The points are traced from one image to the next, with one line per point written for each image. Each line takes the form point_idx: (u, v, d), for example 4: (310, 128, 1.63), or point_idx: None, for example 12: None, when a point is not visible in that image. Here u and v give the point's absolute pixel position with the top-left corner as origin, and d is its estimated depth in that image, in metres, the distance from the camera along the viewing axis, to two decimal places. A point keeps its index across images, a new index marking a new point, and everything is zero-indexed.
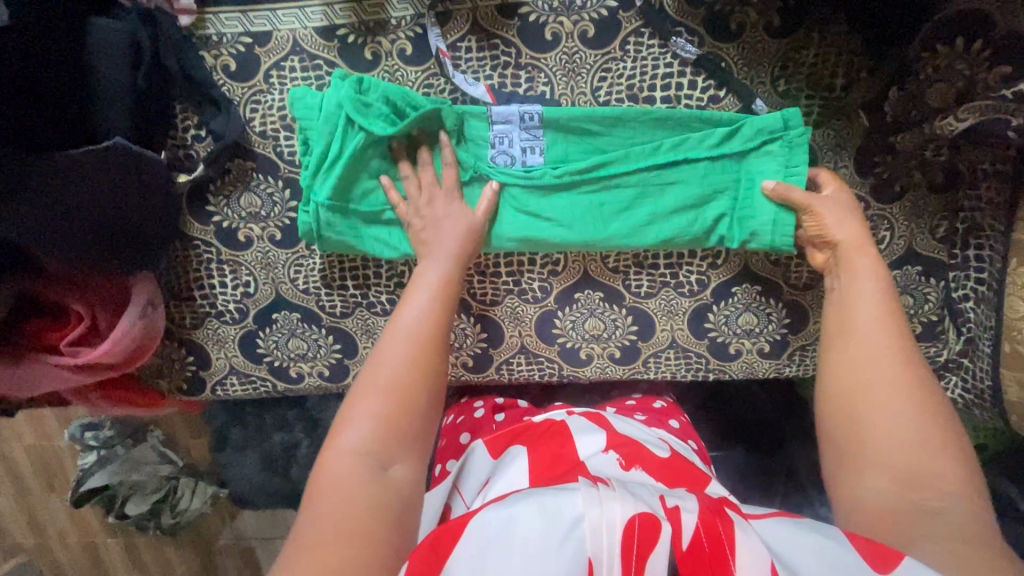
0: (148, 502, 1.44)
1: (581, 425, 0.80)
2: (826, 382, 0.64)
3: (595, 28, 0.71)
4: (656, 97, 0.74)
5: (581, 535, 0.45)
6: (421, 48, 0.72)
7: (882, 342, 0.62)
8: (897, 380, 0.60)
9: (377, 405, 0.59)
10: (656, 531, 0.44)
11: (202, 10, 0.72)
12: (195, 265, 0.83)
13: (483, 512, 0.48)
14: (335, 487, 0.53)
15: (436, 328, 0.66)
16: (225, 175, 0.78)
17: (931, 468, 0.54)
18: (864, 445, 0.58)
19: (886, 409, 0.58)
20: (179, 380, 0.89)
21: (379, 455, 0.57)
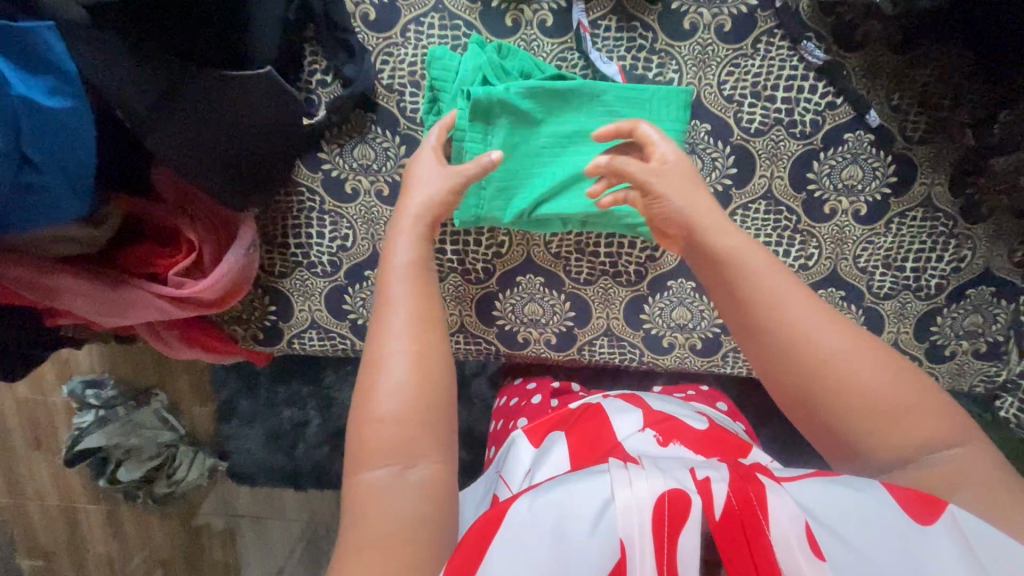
0: (142, 468, 1.38)
1: (617, 407, 0.81)
2: (768, 330, 0.54)
3: (731, 23, 0.74)
4: (777, 97, 0.77)
5: (614, 515, 0.45)
6: (563, 21, 0.73)
7: (786, 301, 0.54)
8: (824, 339, 0.52)
9: (394, 403, 0.52)
10: (686, 505, 0.44)
11: None
12: (295, 213, 0.81)
13: (517, 501, 0.47)
14: (368, 504, 0.49)
15: (427, 279, 0.60)
16: (344, 123, 0.77)
17: (924, 425, 0.50)
18: (849, 403, 0.50)
19: (817, 366, 0.51)
20: (257, 329, 0.87)
21: (406, 453, 0.51)
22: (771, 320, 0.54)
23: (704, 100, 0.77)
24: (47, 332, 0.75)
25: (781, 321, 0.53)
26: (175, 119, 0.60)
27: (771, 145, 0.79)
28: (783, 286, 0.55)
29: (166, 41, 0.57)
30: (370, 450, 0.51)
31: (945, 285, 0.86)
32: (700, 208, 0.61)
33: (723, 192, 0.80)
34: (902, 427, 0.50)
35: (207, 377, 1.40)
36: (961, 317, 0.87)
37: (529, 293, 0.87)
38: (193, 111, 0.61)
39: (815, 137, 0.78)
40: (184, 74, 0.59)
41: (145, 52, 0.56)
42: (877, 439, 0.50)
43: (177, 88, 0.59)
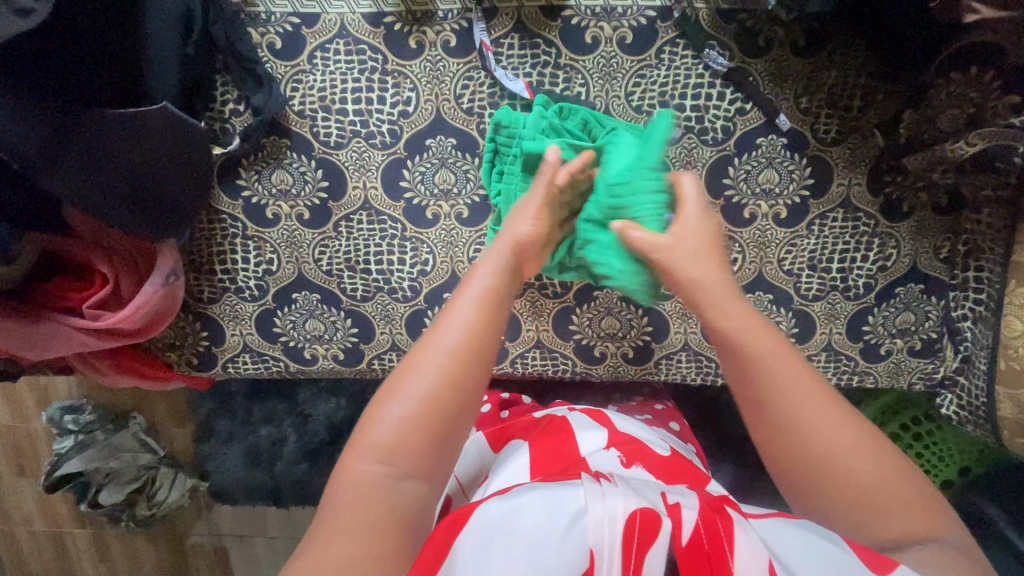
0: (121, 492, 1.38)
1: (582, 423, 0.80)
2: (770, 396, 0.55)
3: (633, 35, 0.74)
4: (686, 106, 0.77)
5: (584, 527, 0.46)
6: (465, 41, 0.74)
7: (797, 387, 0.55)
8: (830, 431, 0.53)
9: (406, 409, 0.53)
10: (656, 524, 0.45)
11: None
12: (219, 239, 0.83)
13: (488, 503, 0.50)
14: (355, 492, 0.51)
15: (487, 333, 0.57)
16: (260, 151, 0.79)
17: (904, 522, 0.51)
18: (832, 475, 0.52)
19: (806, 436, 0.53)
20: (190, 355, 0.88)
21: (398, 464, 0.52)
22: (783, 404, 0.55)
23: (614, 112, 0.77)
24: None
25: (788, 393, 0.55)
26: (69, 156, 0.61)
27: (684, 154, 0.79)
28: (796, 375, 0.55)
29: (46, 83, 0.58)
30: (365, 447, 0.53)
31: (873, 285, 0.85)
32: (704, 274, 0.60)
33: None
34: (881, 516, 0.51)
35: (182, 398, 1.42)
36: (892, 315, 0.87)
37: None
38: (85, 146, 0.61)
39: (728, 143, 0.79)
40: (76, 111, 0.60)
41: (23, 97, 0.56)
42: (851, 517, 0.52)
43: (67, 126, 0.60)
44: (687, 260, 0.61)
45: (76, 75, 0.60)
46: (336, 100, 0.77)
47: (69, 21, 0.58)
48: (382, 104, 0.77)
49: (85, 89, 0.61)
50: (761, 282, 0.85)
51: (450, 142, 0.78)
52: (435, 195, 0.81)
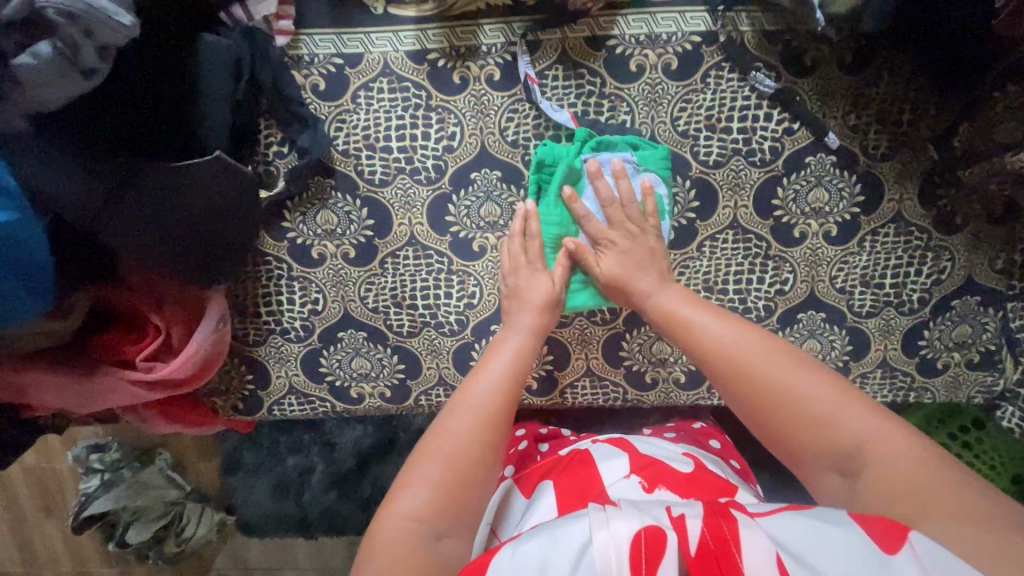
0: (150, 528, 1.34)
1: (604, 452, 0.78)
2: (706, 353, 0.60)
3: (678, 61, 0.73)
4: (733, 128, 0.76)
5: (591, 560, 0.43)
6: (509, 74, 0.74)
7: (730, 335, 0.59)
8: (768, 365, 0.55)
9: (438, 470, 0.54)
10: (662, 542, 0.42)
11: (296, 32, 0.72)
12: (264, 281, 0.82)
13: (495, 551, 0.47)
14: (388, 554, 0.49)
15: (509, 404, 0.60)
16: (304, 192, 0.78)
17: (859, 431, 0.50)
18: (780, 410, 0.54)
19: (752, 379, 0.56)
20: (235, 399, 0.87)
21: (434, 523, 0.52)
22: (716, 353, 0.59)
23: (660, 138, 0.76)
24: (24, 424, 0.75)
25: (717, 348, 0.59)
26: (127, 209, 0.61)
27: (732, 176, 0.78)
28: (722, 327, 0.61)
29: (101, 135, 0.58)
30: (399, 510, 0.52)
31: (928, 299, 0.84)
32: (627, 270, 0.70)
33: (687, 227, 0.80)
34: (842, 428, 0.51)
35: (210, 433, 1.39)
36: (949, 329, 0.85)
37: None
38: (141, 199, 0.61)
39: (777, 163, 0.78)
40: (132, 163, 0.60)
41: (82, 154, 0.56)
42: (813, 440, 0.52)
43: (124, 177, 0.59)
44: (617, 257, 0.72)
45: (129, 128, 0.60)
46: (380, 138, 0.76)
47: (125, 77, 0.59)
48: (426, 140, 0.76)
49: (139, 142, 0.61)
50: (815, 301, 0.84)
51: (495, 175, 0.78)
52: (481, 227, 0.80)
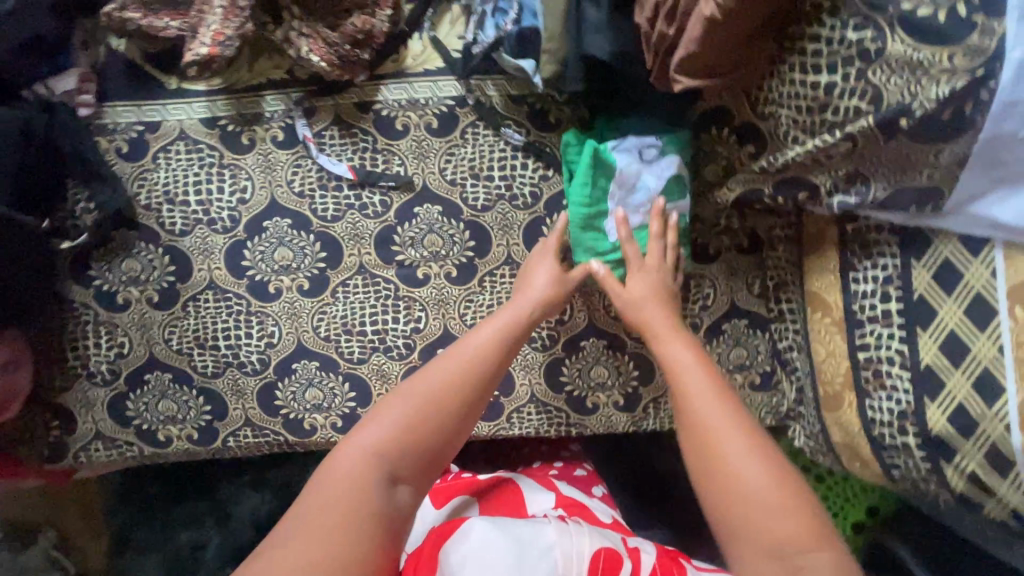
0: None
1: (531, 486, 0.81)
2: (685, 420, 0.63)
3: (438, 121, 0.85)
4: (495, 176, 0.86)
5: (552, 560, 0.54)
6: (291, 135, 0.85)
7: (718, 405, 0.62)
8: (721, 436, 0.59)
9: (405, 408, 0.60)
10: (614, 564, 0.56)
11: (101, 105, 0.84)
12: (70, 327, 0.87)
13: (475, 521, 0.58)
14: (339, 478, 0.54)
15: (492, 366, 0.67)
16: (109, 242, 0.86)
17: (790, 525, 0.53)
18: (725, 481, 0.57)
19: (712, 452, 0.59)
20: (39, 448, 0.87)
21: (395, 462, 0.57)
22: (688, 415, 0.63)
23: (431, 186, 0.86)
24: None
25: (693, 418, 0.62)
26: None
27: (501, 218, 0.87)
28: (702, 391, 0.64)
29: None
30: (367, 433, 0.58)
31: (701, 323, 0.91)
32: (668, 315, 0.74)
33: (467, 264, 0.87)
34: (782, 523, 0.53)
35: None
36: (726, 352, 0.91)
37: (306, 378, 0.89)
38: None
39: (538, 206, 0.87)
40: None
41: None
42: (752, 521, 0.54)
43: None
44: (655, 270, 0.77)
45: None
46: (179, 193, 0.85)
47: None
48: (221, 194, 0.85)
49: None
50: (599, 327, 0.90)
51: (286, 223, 0.86)
52: (276, 270, 0.87)
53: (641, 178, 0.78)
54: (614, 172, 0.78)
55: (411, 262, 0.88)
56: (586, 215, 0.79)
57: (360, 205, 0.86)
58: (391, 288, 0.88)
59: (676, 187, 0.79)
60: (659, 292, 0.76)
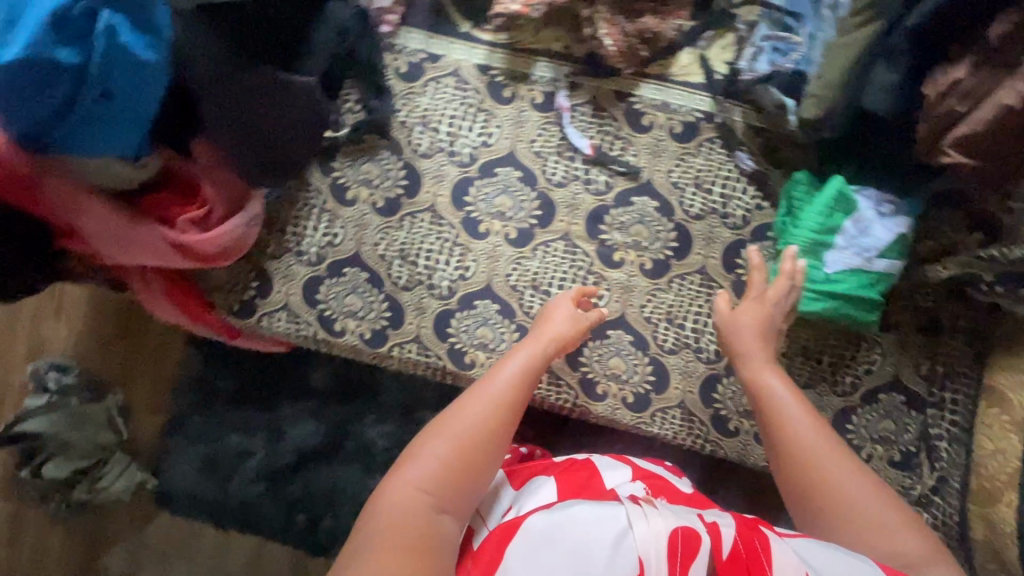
0: (68, 468, 1.17)
1: (604, 460, 0.75)
2: (789, 446, 0.70)
3: (682, 127, 0.92)
4: (715, 191, 0.93)
5: (628, 543, 0.51)
6: (549, 101, 0.93)
7: (815, 430, 0.70)
8: (831, 462, 0.67)
9: (443, 448, 0.64)
10: (697, 542, 0.52)
11: (399, 27, 0.93)
12: (300, 206, 0.95)
13: (533, 517, 0.55)
14: (393, 514, 0.58)
15: (518, 400, 0.71)
16: (359, 143, 0.95)
17: (900, 541, 0.60)
18: (838, 499, 0.64)
19: (821, 474, 0.66)
20: (234, 301, 0.96)
21: (437, 497, 0.60)
22: (792, 441, 0.70)
23: (654, 183, 0.93)
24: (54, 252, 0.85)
25: (798, 445, 0.69)
26: (231, 90, 0.73)
27: (707, 230, 0.93)
28: (805, 417, 0.72)
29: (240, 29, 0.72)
30: (410, 474, 0.61)
31: (858, 386, 0.94)
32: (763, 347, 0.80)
33: (663, 262, 0.93)
34: (893, 539, 0.60)
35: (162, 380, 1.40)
36: (874, 420, 0.93)
37: (482, 317, 0.95)
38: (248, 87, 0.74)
39: (745, 230, 0.93)
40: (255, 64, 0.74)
41: (221, 28, 0.70)
42: (863, 533, 0.61)
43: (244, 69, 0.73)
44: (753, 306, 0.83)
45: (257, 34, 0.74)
46: (434, 121, 0.94)
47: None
48: (469, 132, 0.94)
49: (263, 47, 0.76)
50: (767, 358, 0.94)
51: (515, 174, 0.94)
52: (491, 214, 0.95)
53: (874, 225, 0.82)
54: (852, 212, 0.83)
55: (613, 243, 0.94)
56: (808, 239, 0.84)
57: (586, 181, 0.93)
58: (587, 261, 0.94)
59: (899, 247, 0.83)
60: (761, 330, 0.81)
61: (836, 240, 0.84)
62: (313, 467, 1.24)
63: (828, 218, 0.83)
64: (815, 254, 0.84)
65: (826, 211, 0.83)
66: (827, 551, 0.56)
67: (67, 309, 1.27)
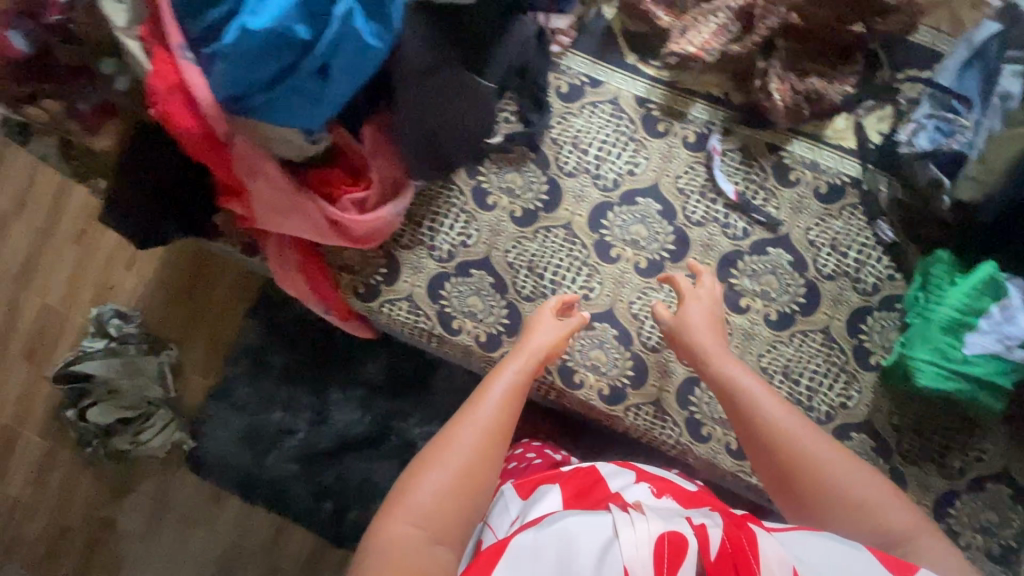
0: (113, 414, 1.31)
1: (609, 468, 0.81)
2: (777, 446, 0.69)
3: (827, 189, 0.94)
4: (849, 255, 0.94)
5: (615, 552, 0.54)
6: (701, 142, 0.95)
7: (790, 418, 0.71)
8: (819, 452, 0.67)
9: (444, 477, 0.64)
10: (683, 547, 0.55)
11: (566, 49, 0.96)
12: (440, 202, 0.97)
13: (521, 535, 0.56)
14: (393, 555, 0.58)
15: (507, 420, 0.72)
16: (509, 153, 0.96)
17: (893, 523, 0.63)
18: (836, 492, 0.65)
19: (812, 467, 0.67)
20: (359, 283, 0.97)
21: (433, 530, 0.61)
22: (774, 437, 0.69)
23: (791, 237, 0.95)
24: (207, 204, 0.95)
25: (787, 445, 0.68)
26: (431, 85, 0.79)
27: (835, 291, 0.94)
28: (775, 409, 0.71)
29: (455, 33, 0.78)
30: (408, 509, 0.62)
31: (965, 471, 0.92)
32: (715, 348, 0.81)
33: (788, 316, 0.94)
34: (889, 522, 0.63)
35: (230, 346, 1.41)
36: (977, 509, 0.92)
37: (599, 339, 0.96)
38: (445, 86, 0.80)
39: (874, 297, 0.94)
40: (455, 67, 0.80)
41: (431, 21, 0.75)
42: (859, 517, 0.63)
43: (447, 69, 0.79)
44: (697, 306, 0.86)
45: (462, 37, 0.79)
46: (585, 142, 0.96)
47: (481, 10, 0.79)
48: (617, 158, 0.96)
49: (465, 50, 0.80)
50: (878, 429, 0.93)
51: (655, 207, 0.95)
52: (625, 240, 0.96)
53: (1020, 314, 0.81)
54: (999, 298, 0.82)
55: (741, 289, 0.94)
56: (948, 317, 0.84)
57: (724, 224, 0.95)
58: None
59: None
60: (720, 348, 0.81)
61: (979, 324, 0.83)
62: (354, 458, 1.31)
63: (971, 301, 0.83)
64: (952, 333, 0.84)
65: (971, 294, 0.83)
66: (822, 541, 0.58)
67: (138, 263, 1.43)
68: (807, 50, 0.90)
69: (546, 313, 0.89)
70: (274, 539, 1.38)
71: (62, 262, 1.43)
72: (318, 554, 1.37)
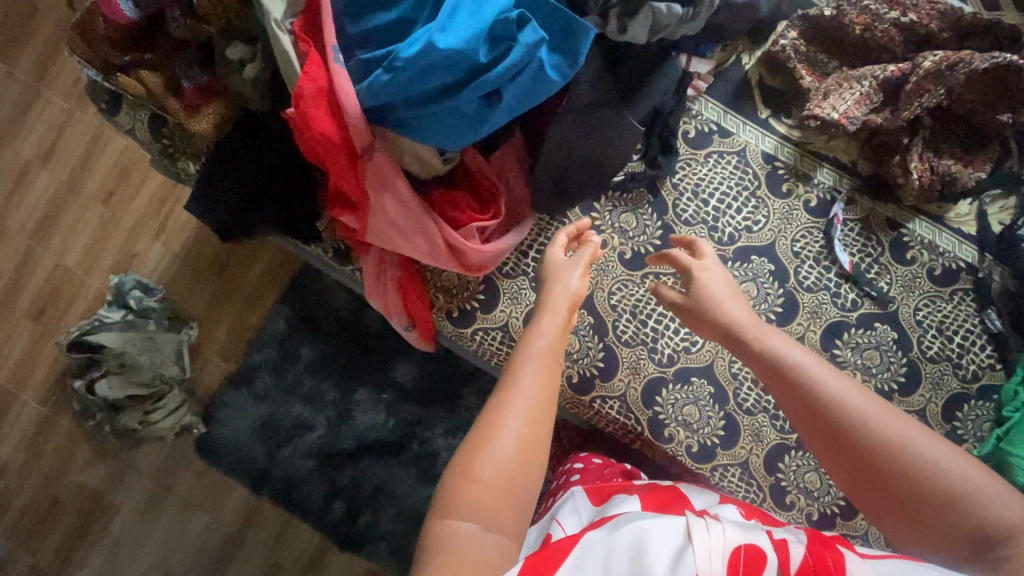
0: (122, 390, 1.19)
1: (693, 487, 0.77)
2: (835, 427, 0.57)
3: (941, 271, 0.93)
4: (954, 339, 0.92)
5: (692, 557, 0.51)
6: (823, 207, 0.94)
7: (853, 393, 0.58)
8: (890, 429, 0.55)
9: (503, 456, 0.54)
10: (761, 561, 0.51)
11: (698, 95, 0.95)
12: (549, 234, 0.92)
13: (592, 533, 0.55)
14: (453, 553, 0.49)
15: (550, 387, 0.61)
16: (628, 193, 0.93)
17: (993, 514, 0.51)
18: (915, 480, 0.53)
19: (881, 449, 0.55)
20: (455, 306, 0.92)
21: (490, 520, 0.52)
22: (829, 416, 0.57)
23: (899, 315, 0.92)
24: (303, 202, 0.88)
25: (848, 425, 0.56)
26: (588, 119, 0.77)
27: (936, 375, 0.91)
28: (830, 380, 0.59)
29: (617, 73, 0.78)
30: (465, 498, 0.52)
31: None
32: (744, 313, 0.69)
33: (887, 392, 0.91)
34: (987, 515, 0.51)
35: (256, 331, 1.29)
36: None
37: (694, 395, 0.94)
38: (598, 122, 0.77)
39: (972, 385, 0.91)
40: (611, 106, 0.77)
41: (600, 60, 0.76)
42: (948, 509, 0.52)
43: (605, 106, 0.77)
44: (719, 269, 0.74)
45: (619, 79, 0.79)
46: (706, 192, 0.93)
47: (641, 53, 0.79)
48: (736, 213, 0.93)
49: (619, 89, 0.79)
50: None
51: (768, 266, 0.92)
52: None
53: None
54: None
55: (844, 362, 0.91)
56: None
57: (834, 293, 0.92)
58: None
59: None
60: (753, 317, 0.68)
61: None
62: (388, 472, 1.25)
63: None
64: None
65: None
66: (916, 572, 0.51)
67: (168, 230, 1.31)
68: (946, 130, 0.90)
69: (578, 263, 0.76)
70: (275, 546, 1.26)
71: (89, 220, 1.31)
72: (321, 559, 1.26)
